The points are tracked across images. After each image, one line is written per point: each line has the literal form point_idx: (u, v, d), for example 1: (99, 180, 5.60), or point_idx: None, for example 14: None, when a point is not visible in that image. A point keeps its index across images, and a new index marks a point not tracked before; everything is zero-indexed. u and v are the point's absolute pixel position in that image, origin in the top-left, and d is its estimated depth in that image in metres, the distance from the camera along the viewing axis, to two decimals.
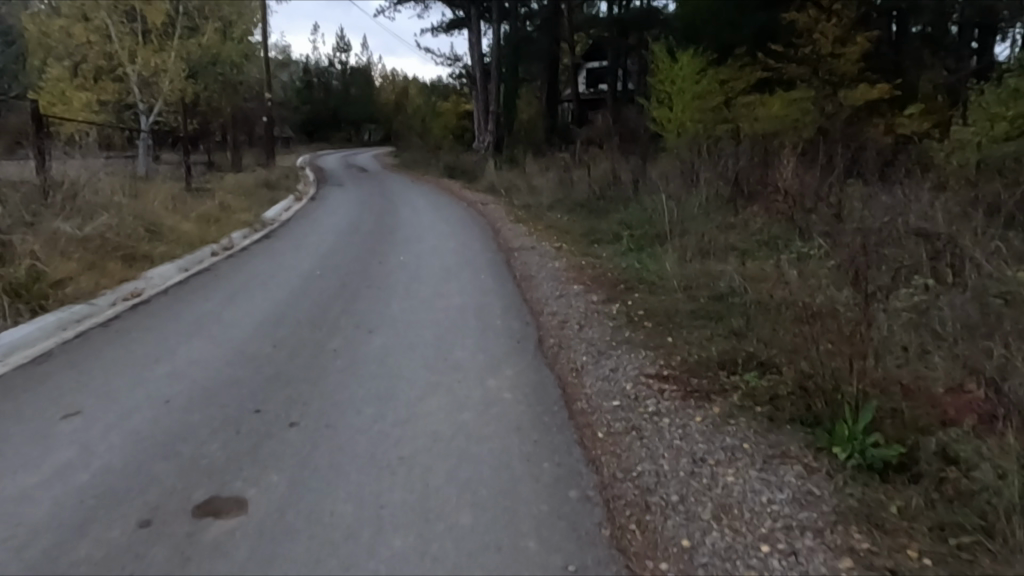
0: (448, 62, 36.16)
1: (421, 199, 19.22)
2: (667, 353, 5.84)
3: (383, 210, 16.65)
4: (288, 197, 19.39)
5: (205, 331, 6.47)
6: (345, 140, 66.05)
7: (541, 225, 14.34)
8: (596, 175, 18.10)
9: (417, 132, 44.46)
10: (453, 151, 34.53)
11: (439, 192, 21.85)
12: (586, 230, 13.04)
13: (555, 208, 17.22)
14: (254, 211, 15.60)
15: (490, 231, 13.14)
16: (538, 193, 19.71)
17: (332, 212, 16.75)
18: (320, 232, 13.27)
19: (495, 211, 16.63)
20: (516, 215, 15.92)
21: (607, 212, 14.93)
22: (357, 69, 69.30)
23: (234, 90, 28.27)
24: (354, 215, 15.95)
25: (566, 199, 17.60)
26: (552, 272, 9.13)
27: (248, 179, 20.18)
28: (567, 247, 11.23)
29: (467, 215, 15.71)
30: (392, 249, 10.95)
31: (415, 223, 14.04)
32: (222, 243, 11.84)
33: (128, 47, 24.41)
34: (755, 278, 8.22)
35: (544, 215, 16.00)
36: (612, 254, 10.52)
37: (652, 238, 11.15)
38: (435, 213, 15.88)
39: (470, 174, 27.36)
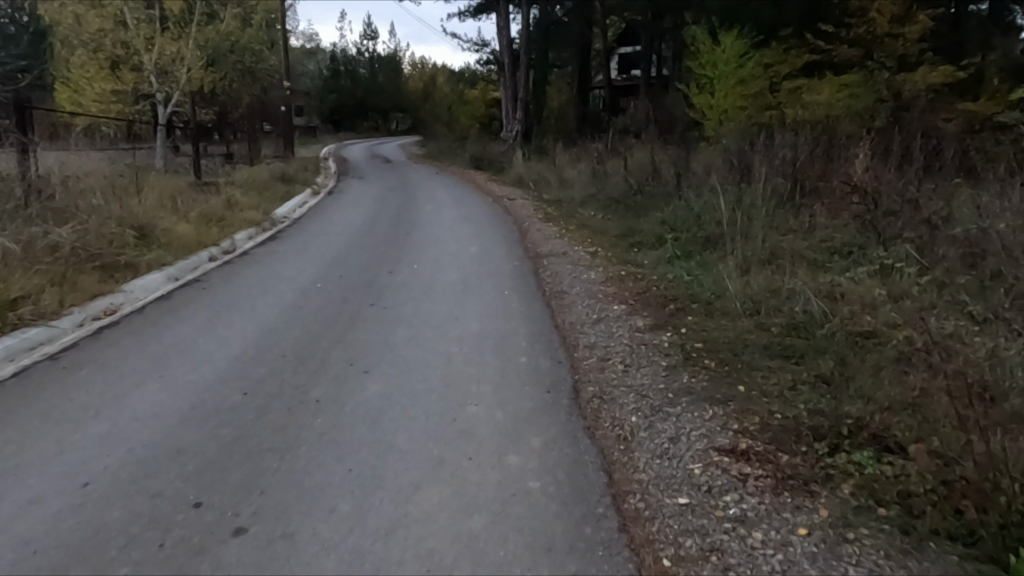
0: (475, 48, 34.82)
1: (444, 193, 18.03)
2: (741, 413, 4.52)
3: (402, 206, 15.49)
4: (304, 191, 18.37)
5: (169, 369, 5.35)
6: (372, 129, 65.34)
7: (573, 224, 13.09)
8: (632, 168, 16.74)
9: (444, 120, 43.27)
10: (480, 140, 33.30)
11: (465, 186, 20.63)
12: (624, 232, 11.75)
13: (586, 204, 15.92)
14: (264, 207, 14.63)
15: (516, 232, 11.88)
16: (569, 187, 18.41)
17: (348, 208, 15.65)
18: (330, 232, 12.15)
19: (523, 207, 15.41)
20: (544, 212, 14.68)
21: (645, 210, 13.62)
22: (384, 57, 68.20)
23: (254, 80, 27.40)
24: (371, 211, 14.83)
25: (599, 194, 16.29)
26: (587, 287, 7.84)
27: (263, 172, 19.28)
28: (603, 253, 9.95)
29: (491, 211, 14.48)
30: (406, 255, 9.75)
31: (435, 223, 12.85)
32: (222, 246, 10.77)
33: (145, 35, 23.63)
34: (831, 299, 6.91)
35: (576, 212, 14.75)
36: (656, 262, 9.21)
37: (701, 244, 9.83)
38: (457, 209, 14.69)
39: (498, 165, 26.13)
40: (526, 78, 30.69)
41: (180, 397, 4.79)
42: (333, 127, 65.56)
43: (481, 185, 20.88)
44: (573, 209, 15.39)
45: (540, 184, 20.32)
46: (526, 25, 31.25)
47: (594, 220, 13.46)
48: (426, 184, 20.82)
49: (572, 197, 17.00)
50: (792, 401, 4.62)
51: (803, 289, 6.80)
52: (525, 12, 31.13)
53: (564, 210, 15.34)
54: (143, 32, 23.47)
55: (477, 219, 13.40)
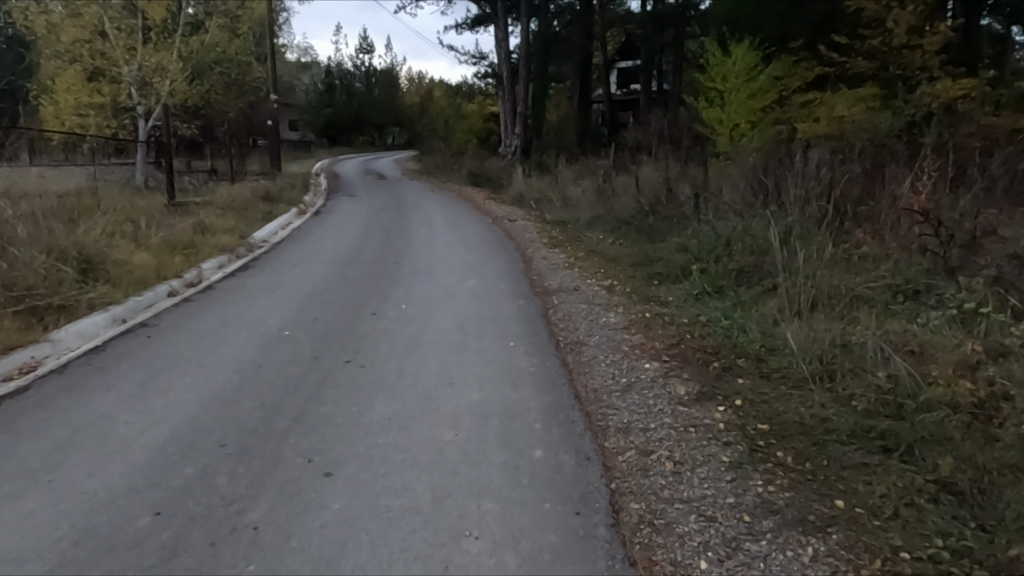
0: (472, 61, 33.75)
1: (439, 213, 16.78)
2: (851, 548, 3.22)
3: (394, 228, 14.23)
4: (289, 210, 17.13)
5: (69, 468, 4.01)
6: (368, 144, 64.39)
7: (581, 250, 11.86)
8: (642, 186, 15.53)
9: (440, 135, 42.13)
10: (477, 155, 32.16)
11: (461, 204, 19.42)
12: (640, 261, 10.55)
13: (594, 225, 14.72)
14: (242, 230, 13.41)
15: (519, 261, 10.60)
16: (573, 206, 17.21)
17: (335, 231, 14.36)
18: (311, 261, 10.85)
19: (525, 229, 14.18)
20: (549, 235, 13.47)
21: (660, 234, 12.41)
22: (380, 71, 67.16)
23: (243, 93, 26.22)
24: (359, 235, 13.57)
25: (607, 214, 15.08)
26: (608, 335, 6.53)
27: (247, 190, 18.05)
28: (620, 287, 8.71)
29: (491, 235, 13.25)
30: (393, 292, 8.46)
31: (428, 249, 11.57)
32: (185, 278, 9.46)
33: (126, 46, 22.44)
34: (911, 356, 5.64)
35: (583, 235, 13.55)
36: (683, 301, 7.94)
37: (733, 278, 8.62)
38: (453, 232, 13.44)
39: (497, 182, 24.95)
40: (525, 91, 29.61)
41: (70, 517, 3.47)
42: (329, 141, 64.44)
43: (478, 204, 19.65)
44: (580, 232, 14.19)
45: (541, 202, 19.12)
46: (525, 37, 30.19)
47: (604, 245, 12.27)
48: (421, 202, 19.57)
49: (578, 217, 15.80)
50: (920, 529, 3.32)
51: (879, 344, 5.57)
52: (524, 25, 30.09)
53: (569, 232, 14.14)
54: (123, 43, 22.25)
55: (475, 244, 12.14)
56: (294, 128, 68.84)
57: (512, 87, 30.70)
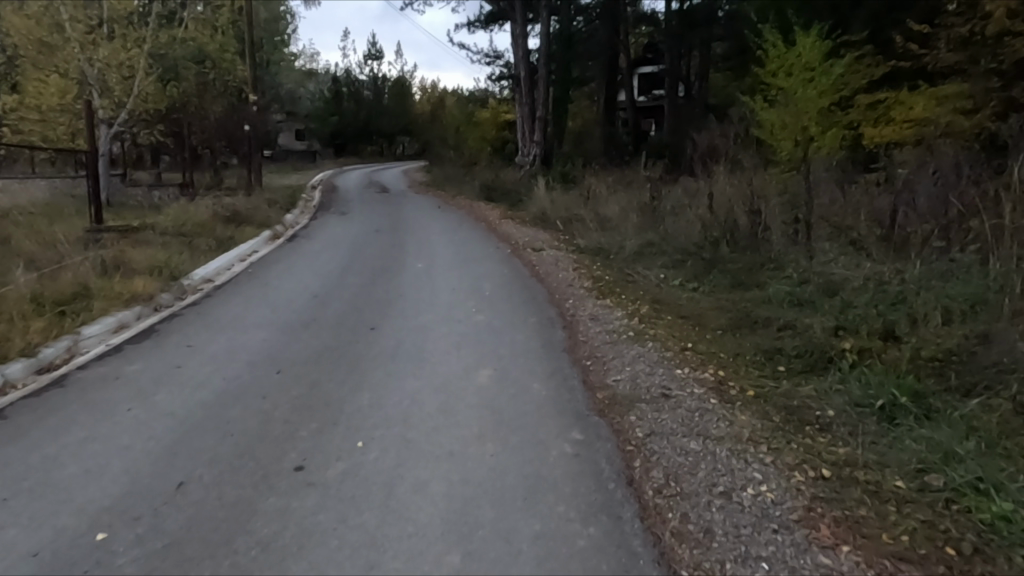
0: (487, 60, 30.32)
1: (444, 238, 13.28)
2: None
3: (381, 262, 10.80)
4: (259, 235, 13.78)
5: None
6: (376, 154, 61.39)
7: (642, 299, 8.32)
8: (707, 206, 11.90)
9: (450, 143, 38.63)
10: (491, 165, 28.73)
11: (473, 225, 15.97)
12: (740, 326, 7.08)
13: (644, 257, 11.21)
14: (177, 266, 10.04)
15: (556, 322, 7.04)
16: (612, 230, 13.63)
17: (305, 264, 10.91)
18: (249, 321, 7.36)
19: (553, 262, 10.69)
20: (591, 271, 9.99)
21: (749, 276, 8.89)
22: (389, 78, 64.01)
23: (227, 97, 22.87)
24: (334, 272, 10.13)
25: (661, 240, 11.54)
26: (788, 568, 2.96)
27: (210, 209, 14.70)
28: (737, 389, 5.19)
29: (510, 273, 9.75)
30: (350, 400, 4.93)
31: (420, 301, 8.05)
32: (37, 358, 5.98)
33: (87, 41, 19.19)
34: None
35: (635, 273, 10.05)
36: (872, 438, 4.39)
37: (932, 373, 5.07)
38: (457, 271, 9.94)
39: (513, 197, 21.42)
40: (545, 93, 26.16)
41: None
42: (335, 150, 61.29)
43: (493, 225, 16.10)
44: (630, 266, 10.68)
45: (571, 224, 15.53)
46: (546, 32, 26.77)
47: (673, 293, 8.74)
48: (424, 224, 16.09)
49: (623, 242, 12.28)
50: None
51: None
52: (546, 19, 26.62)
53: (615, 267, 10.64)
54: (83, 36, 18.97)
55: (489, 290, 8.61)
56: (299, 137, 65.68)
57: (531, 90, 27.28)
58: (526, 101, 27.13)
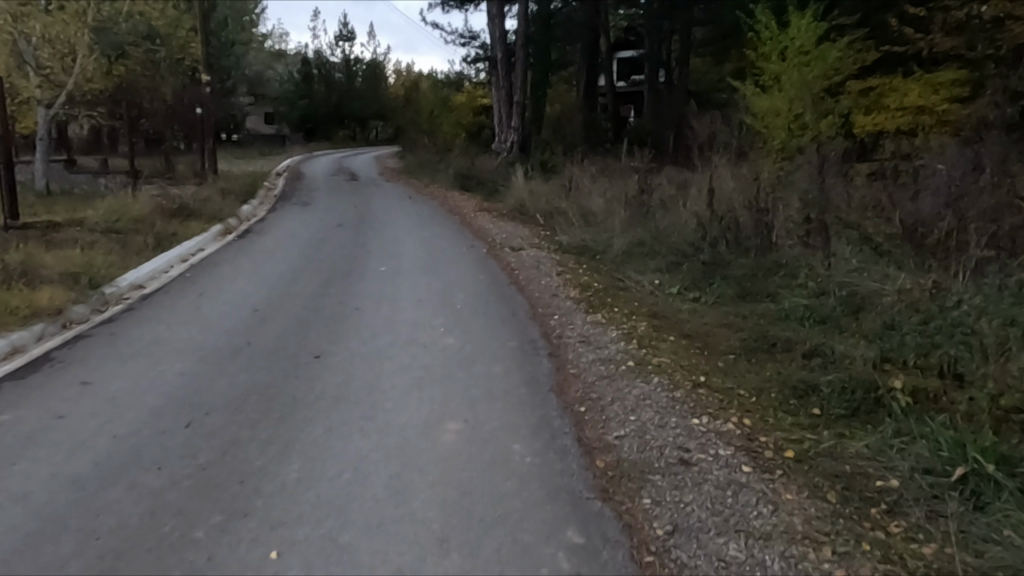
0: (462, 41, 28.88)
1: (413, 235, 12.02)
2: None
3: (338, 265, 9.49)
4: (206, 230, 12.39)
5: None
6: (348, 138, 59.43)
7: (638, 313, 7.21)
8: (703, 203, 10.83)
9: (423, 128, 37.08)
10: (467, 152, 27.42)
11: (446, 219, 14.72)
12: (756, 352, 6.02)
13: (633, 258, 10.11)
14: (101, 270, 8.71)
15: (540, 348, 5.90)
16: (597, 225, 12.51)
17: (251, 267, 9.55)
18: (167, 346, 6.04)
19: (533, 264, 9.50)
20: (576, 276, 8.83)
21: (756, 285, 7.87)
22: (362, 61, 61.94)
23: (181, 78, 21.19)
24: (283, 278, 8.80)
25: (652, 239, 10.44)
26: None
27: (153, 200, 13.27)
28: (772, 448, 4.12)
29: (484, 280, 8.54)
30: (272, 476, 3.72)
31: (377, 318, 6.81)
32: None
33: (20, 13, 17.44)
34: None
35: (626, 279, 8.94)
36: (961, 530, 3.35)
37: (1014, 430, 4.06)
38: (423, 276, 8.70)
39: (491, 187, 20.20)
40: (523, 76, 24.86)
41: None
42: (305, 135, 59.18)
43: (467, 219, 14.86)
44: (619, 269, 9.58)
45: (553, 218, 14.36)
46: (524, 12, 25.42)
47: (671, 304, 7.66)
48: (391, 217, 14.76)
49: (612, 240, 11.18)
50: None
51: None
52: None
53: (602, 269, 9.54)
54: (16, 9, 17.24)
55: (460, 302, 7.41)
56: (268, 121, 63.33)
57: (508, 73, 25.96)
58: (503, 85, 25.81)
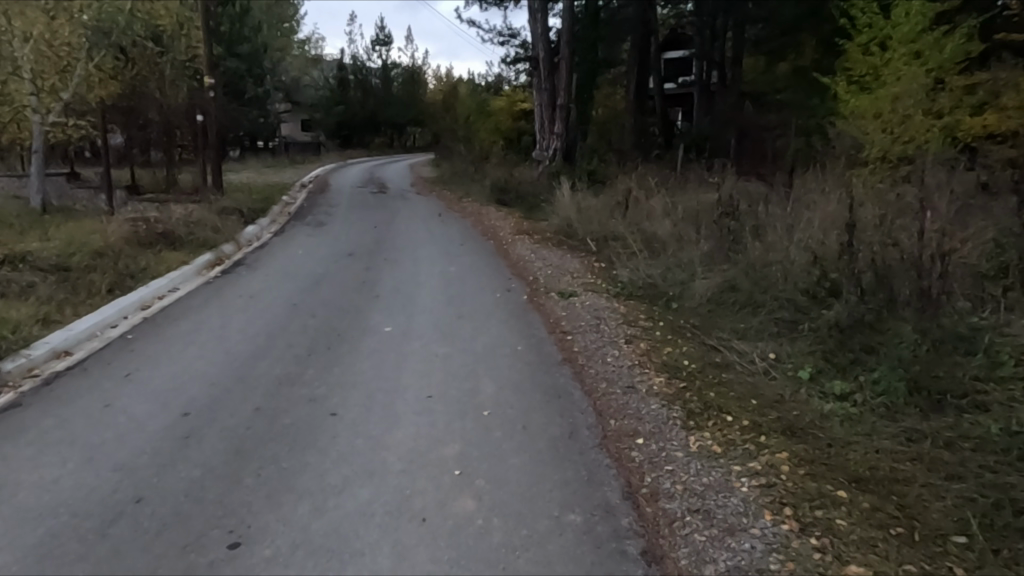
0: (502, 39, 26.41)
1: (434, 272, 9.59)
2: None
3: (328, 324, 7.08)
4: (188, 264, 10.22)
5: None
6: (384, 145, 57.82)
7: (764, 426, 4.65)
8: (816, 234, 8.13)
9: (459, 134, 34.77)
10: (506, 160, 24.97)
11: (479, 244, 12.28)
12: (1010, 539, 3.42)
13: (725, 314, 7.54)
14: (14, 336, 6.53)
15: (627, 527, 3.39)
16: (666, 259, 9.93)
17: (217, 324, 7.20)
18: (10, 505, 3.69)
19: (589, 323, 6.94)
20: (653, 346, 6.28)
21: (932, 373, 5.26)
22: (399, 65, 60.24)
23: (190, 82, 19.26)
24: (249, 346, 6.40)
25: (749, 286, 7.85)
26: None
27: (130, 225, 11.20)
28: None
29: (520, 352, 6.02)
30: None
31: (356, 441, 4.35)
32: None
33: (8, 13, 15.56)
34: None
35: (724, 349, 6.39)
36: None
37: None
38: (437, 346, 6.23)
39: (532, 203, 17.72)
40: (568, 77, 22.32)
41: None
42: (341, 142, 57.56)
43: (503, 244, 12.38)
44: (710, 330, 7.04)
45: (607, 244, 11.78)
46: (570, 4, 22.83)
47: (808, 406, 5.10)
48: (411, 242, 12.32)
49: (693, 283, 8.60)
50: None
51: None
52: None
53: (686, 330, 7.02)
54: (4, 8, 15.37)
55: (484, 401, 4.90)
56: (303, 129, 61.99)
57: (551, 74, 23.51)
58: (545, 87, 23.39)
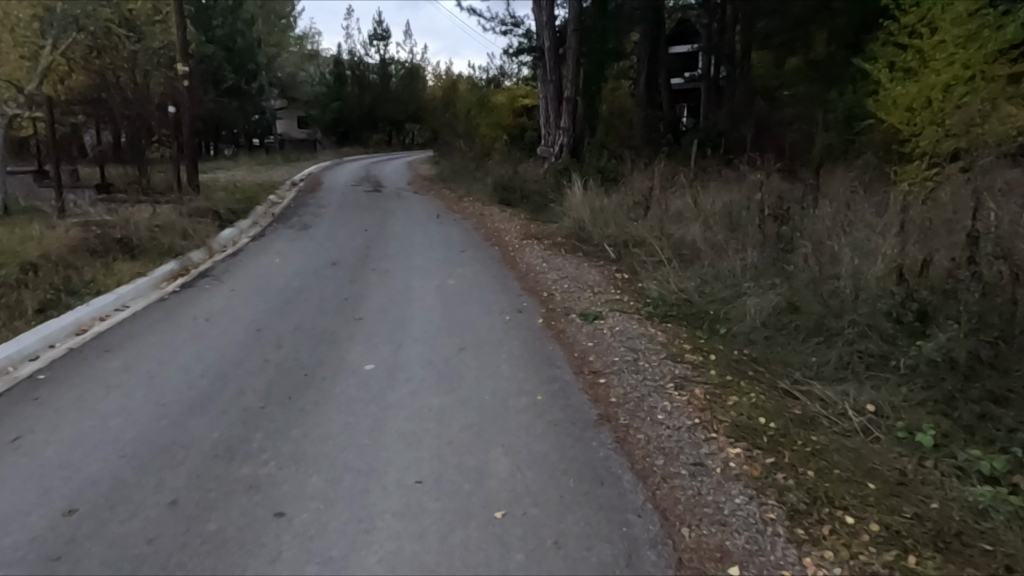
0: (505, 28, 24.92)
1: (431, 286, 8.14)
2: None
3: (295, 361, 5.60)
4: (144, 277, 8.79)
5: None
6: (382, 143, 56.38)
7: (902, 533, 3.23)
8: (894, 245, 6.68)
9: (459, 130, 33.27)
10: (508, 156, 23.51)
11: (482, 251, 10.83)
12: None
13: (790, 346, 6.10)
14: None
15: None
16: (702, 270, 8.47)
17: (156, 359, 5.72)
18: None
19: (624, 359, 5.48)
20: (713, 393, 4.82)
21: None
22: (399, 61, 58.80)
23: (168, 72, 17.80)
24: (189, 393, 4.93)
25: (817, 308, 6.41)
26: None
27: (80, 230, 9.77)
28: None
29: (541, 405, 4.56)
30: None
31: (308, 569, 2.90)
32: None
33: None
34: None
35: (804, 396, 4.95)
36: None
37: None
38: (431, 395, 4.76)
39: (539, 203, 16.26)
40: (576, 68, 20.87)
41: None
42: (339, 139, 56.03)
43: (508, 250, 10.94)
44: (778, 369, 5.61)
45: (628, 250, 10.33)
46: None
47: (949, 493, 3.66)
48: (404, 249, 10.86)
49: (744, 303, 7.16)
50: None
51: None
52: None
53: (747, 368, 5.58)
54: None
55: (496, 493, 3.45)
56: (300, 126, 60.47)
57: (557, 64, 22.03)
58: (550, 79, 21.91)
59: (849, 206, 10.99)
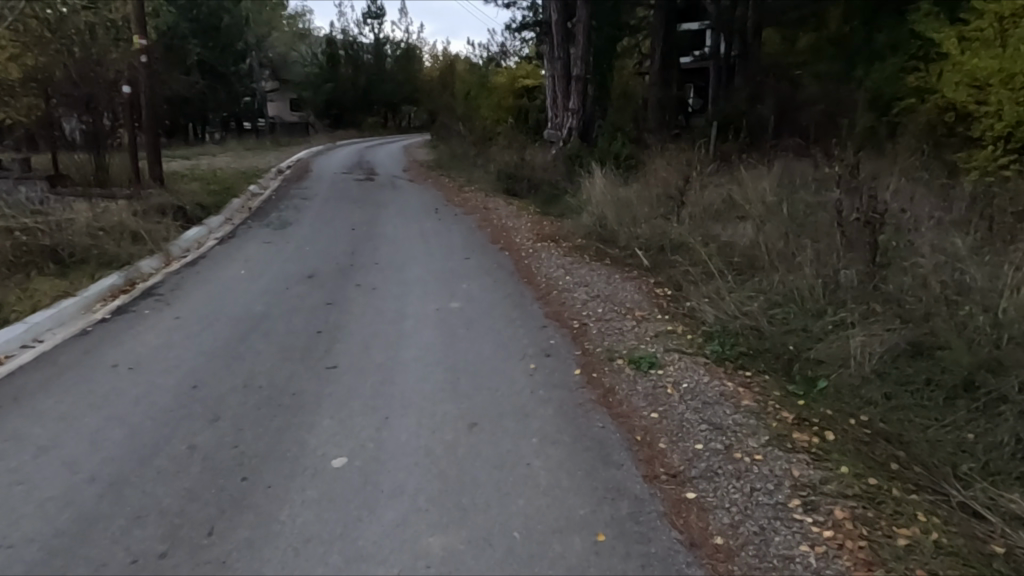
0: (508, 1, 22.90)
1: (428, 313, 6.41)
2: None
3: (234, 451, 3.86)
4: (71, 297, 7.03)
5: None
6: (378, 126, 54.28)
7: None
8: None
9: (457, 112, 31.31)
10: (512, 139, 21.68)
11: (490, 257, 9.10)
12: None
13: (928, 416, 4.42)
14: None
15: None
16: (770, 285, 6.70)
17: (39, 444, 4.00)
18: None
19: (710, 448, 3.77)
20: (867, 520, 3.13)
21: None
22: (394, 40, 56.58)
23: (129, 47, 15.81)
24: (62, 519, 3.23)
25: (958, 357, 4.69)
26: None
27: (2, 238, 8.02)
28: None
29: (606, 556, 2.88)
30: None
31: None
32: None
33: None
34: None
35: (996, 518, 3.28)
36: None
37: None
38: (432, 530, 3.08)
39: (550, 194, 14.53)
40: (586, 42, 18.96)
41: None
42: (332, 122, 53.91)
43: (520, 256, 9.19)
44: (928, 456, 3.92)
45: (665, 257, 8.61)
46: None
47: None
48: (396, 255, 9.11)
49: (843, 338, 5.41)
50: None
51: None
52: None
53: (888, 455, 3.88)
54: None
55: None
56: (291, 108, 58.28)
57: (565, 39, 20.12)
58: (558, 56, 19.96)
59: (925, 201, 9.29)
